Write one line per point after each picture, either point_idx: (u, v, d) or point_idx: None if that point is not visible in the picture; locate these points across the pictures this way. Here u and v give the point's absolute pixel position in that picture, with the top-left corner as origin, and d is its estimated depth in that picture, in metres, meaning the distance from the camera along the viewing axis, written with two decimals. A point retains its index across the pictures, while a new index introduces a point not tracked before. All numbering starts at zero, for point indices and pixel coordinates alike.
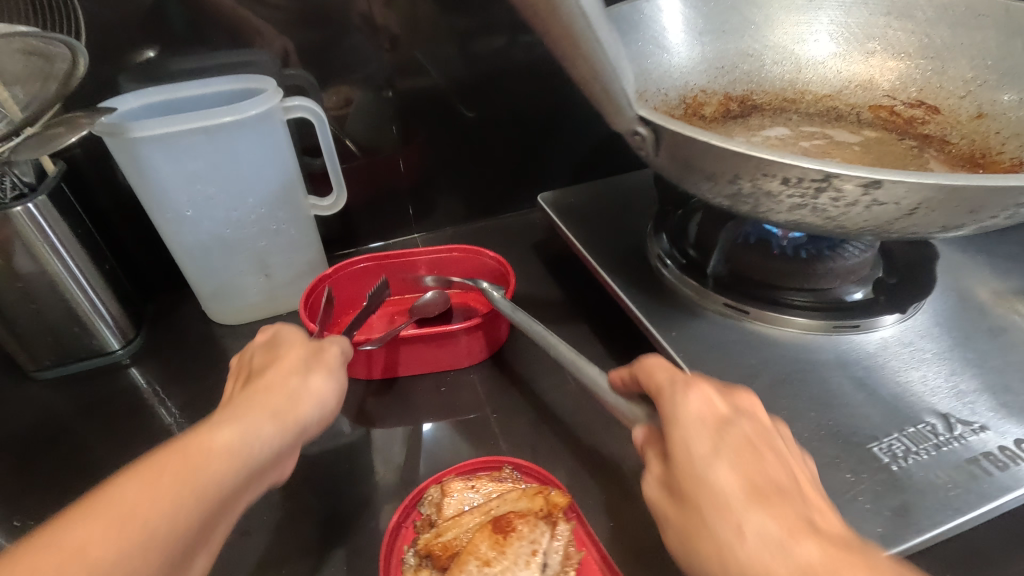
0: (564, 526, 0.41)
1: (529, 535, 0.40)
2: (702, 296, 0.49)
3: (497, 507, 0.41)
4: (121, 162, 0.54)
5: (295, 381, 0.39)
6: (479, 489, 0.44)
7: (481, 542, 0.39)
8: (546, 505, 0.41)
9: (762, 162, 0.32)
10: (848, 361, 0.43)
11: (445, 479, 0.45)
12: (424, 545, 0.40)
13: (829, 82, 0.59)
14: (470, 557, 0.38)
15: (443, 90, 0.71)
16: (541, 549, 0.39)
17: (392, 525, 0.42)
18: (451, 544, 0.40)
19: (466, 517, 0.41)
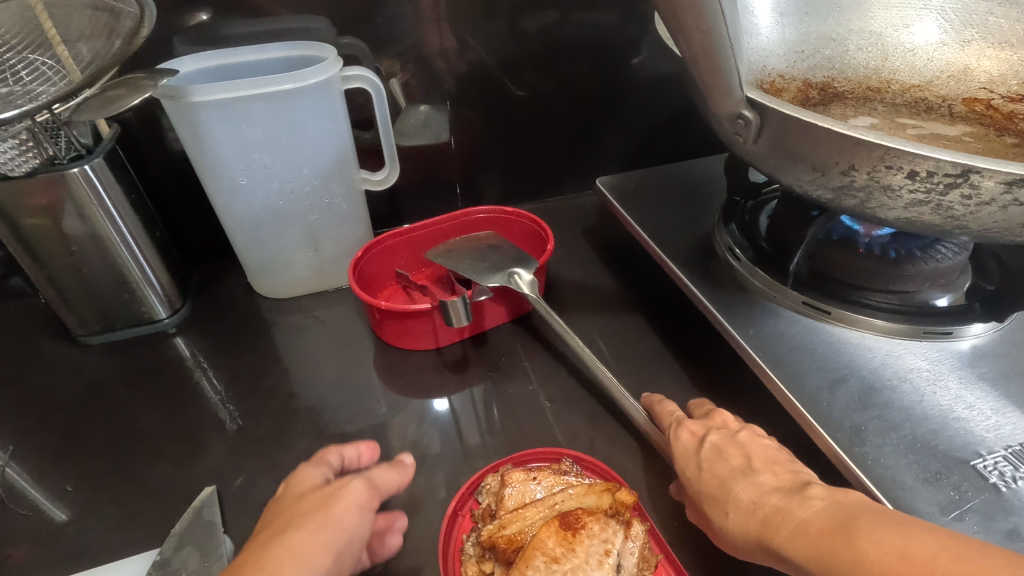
0: (639, 528, 0.40)
1: (600, 533, 0.39)
2: (777, 293, 0.46)
3: (562, 503, 0.40)
4: (179, 127, 0.52)
5: (281, 543, 0.33)
6: (541, 481, 0.43)
7: (548, 538, 0.39)
8: (614, 504, 0.40)
9: (888, 152, 0.29)
10: (941, 371, 0.40)
11: (502, 469, 0.44)
12: (487, 537, 0.39)
13: (918, 71, 0.55)
14: (536, 552, 0.38)
15: (499, 66, 0.68)
16: (613, 549, 0.39)
17: (449, 514, 0.42)
18: (515, 538, 0.39)
19: (530, 510, 0.40)
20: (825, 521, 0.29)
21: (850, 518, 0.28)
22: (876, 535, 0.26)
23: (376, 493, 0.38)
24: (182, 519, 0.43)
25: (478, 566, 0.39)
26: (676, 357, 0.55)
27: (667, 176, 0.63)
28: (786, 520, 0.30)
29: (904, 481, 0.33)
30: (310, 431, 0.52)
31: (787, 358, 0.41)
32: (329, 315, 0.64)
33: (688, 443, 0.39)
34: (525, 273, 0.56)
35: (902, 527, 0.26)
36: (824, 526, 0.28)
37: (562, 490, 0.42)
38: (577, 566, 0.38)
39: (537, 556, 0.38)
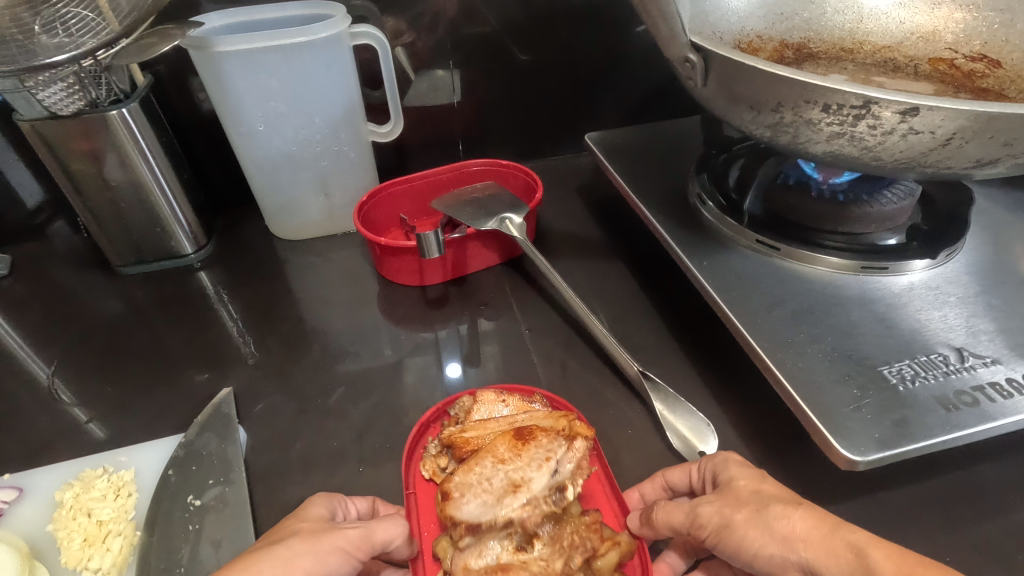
0: (582, 445, 0.44)
1: (546, 444, 0.44)
2: (737, 233, 0.51)
3: (521, 421, 0.46)
4: (204, 75, 0.58)
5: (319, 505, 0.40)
6: (508, 403, 0.49)
7: (500, 444, 0.44)
8: (568, 428, 0.44)
9: (806, 88, 0.34)
10: (871, 298, 0.44)
11: (477, 391, 0.50)
12: (447, 438, 0.46)
13: (890, 32, 0.58)
14: (487, 454, 0.44)
15: (500, 29, 0.73)
16: (554, 458, 0.43)
17: (421, 422, 0.47)
18: (471, 441, 0.45)
19: (491, 423, 0.46)
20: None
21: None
22: None
23: (371, 546, 0.37)
24: (203, 412, 0.50)
25: (435, 462, 0.46)
26: (649, 296, 0.60)
27: (652, 134, 0.67)
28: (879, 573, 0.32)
29: (816, 379, 0.38)
30: (317, 353, 0.58)
31: (734, 284, 0.46)
32: (338, 255, 0.70)
33: (749, 474, 0.40)
34: (516, 218, 0.62)
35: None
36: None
37: (522, 414, 0.48)
38: (520, 464, 0.43)
39: (483, 453, 0.44)
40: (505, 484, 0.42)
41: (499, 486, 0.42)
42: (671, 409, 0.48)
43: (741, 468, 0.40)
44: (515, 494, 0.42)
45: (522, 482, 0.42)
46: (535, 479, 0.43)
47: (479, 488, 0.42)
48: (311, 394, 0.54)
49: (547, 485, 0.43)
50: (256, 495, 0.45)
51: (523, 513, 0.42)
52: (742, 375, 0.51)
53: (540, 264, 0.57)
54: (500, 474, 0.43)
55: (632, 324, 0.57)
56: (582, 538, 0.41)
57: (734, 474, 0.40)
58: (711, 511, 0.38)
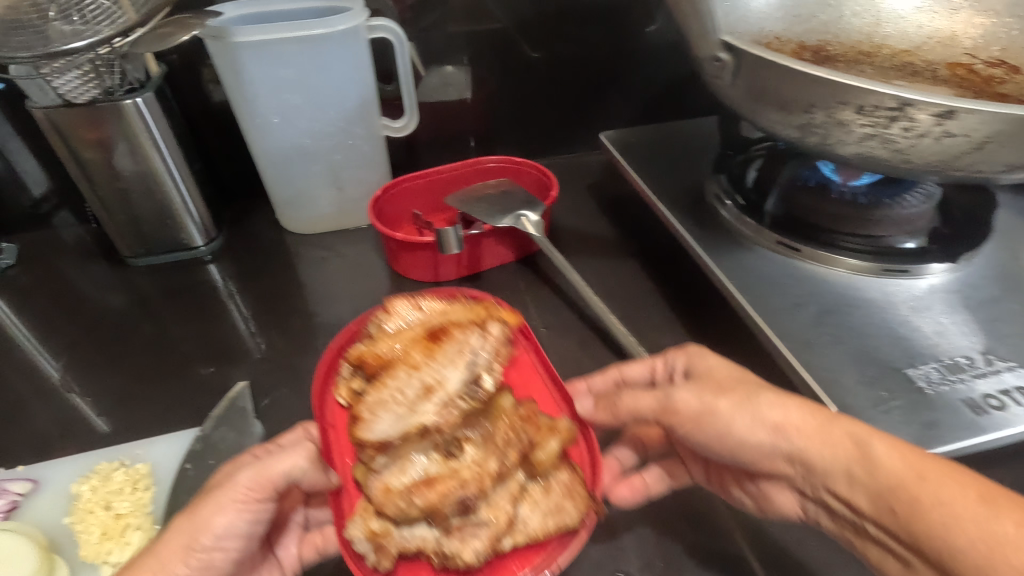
0: (496, 330, 0.50)
1: (459, 339, 0.49)
2: (756, 233, 0.51)
3: (433, 322, 0.51)
4: (221, 67, 0.58)
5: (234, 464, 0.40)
6: (424, 305, 0.52)
7: (413, 353, 0.48)
8: (479, 316, 0.50)
9: (840, 89, 0.34)
10: (893, 301, 0.44)
11: (388, 301, 0.52)
12: (357, 357, 0.48)
13: (908, 38, 0.58)
14: (399, 365, 0.47)
15: (515, 25, 0.72)
16: (469, 348, 0.48)
17: (334, 345, 0.50)
18: (382, 356, 0.48)
19: (404, 332, 0.50)
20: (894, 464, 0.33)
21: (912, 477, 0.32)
22: (939, 495, 0.31)
23: (269, 484, 0.37)
24: (219, 406, 0.49)
25: (349, 385, 0.49)
26: (664, 295, 0.60)
27: (669, 135, 0.66)
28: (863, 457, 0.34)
29: (841, 380, 0.39)
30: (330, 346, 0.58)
31: (756, 284, 0.46)
32: (350, 250, 0.70)
33: (713, 362, 0.42)
34: (532, 215, 0.61)
35: (956, 481, 0.31)
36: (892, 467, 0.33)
37: (434, 315, 0.52)
38: (427, 371, 0.47)
39: (394, 363, 0.48)
40: (418, 390, 0.47)
41: (411, 396, 0.46)
42: None
43: (706, 359, 0.42)
44: (429, 399, 0.46)
45: (436, 384, 0.47)
46: (449, 379, 0.47)
47: (390, 405, 0.46)
48: None
49: (460, 382, 0.47)
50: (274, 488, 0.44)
51: (441, 410, 0.46)
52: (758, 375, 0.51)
53: (558, 262, 0.57)
54: (412, 382, 0.47)
55: (648, 322, 0.57)
56: (517, 428, 0.44)
57: (705, 362, 0.42)
58: (689, 401, 0.39)
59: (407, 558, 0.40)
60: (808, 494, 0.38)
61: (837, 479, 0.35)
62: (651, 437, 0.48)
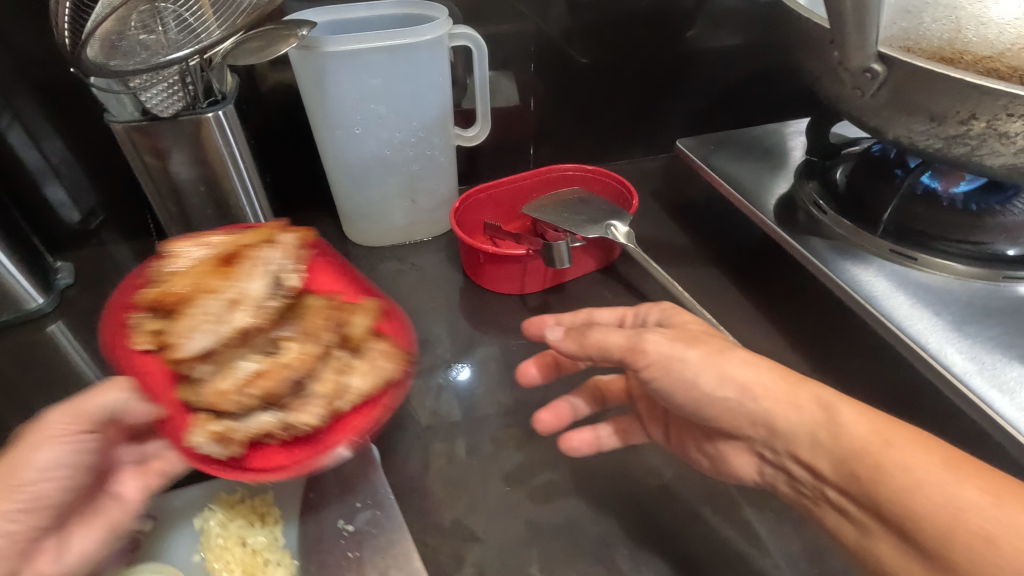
0: (289, 238, 0.50)
1: (254, 257, 0.48)
2: (867, 242, 0.52)
3: (225, 247, 0.49)
4: (307, 78, 0.56)
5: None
6: (200, 242, 0.50)
7: (209, 278, 0.46)
8: (264, 236, 0.50)
9: (1011, 100, 0.34)
10: (1019, 307, 0.46)
11: (167, 243, 0.50)
12: (150, 300, 0.45)
13: (993, 44, 0.58)
14: (195, 296, 0.45)
15: (580, 31, 0.72)
16: (268, 260, 0.48)
17: (115, 303, 0.47)
18: (175, 293, 0.45)
19: (191, 269, 0.47)
20: (865, 432, 0.32)
21: (880, 446, 0.32)
22: (908, 467, 0.30)
23: (88, 417, 0.38)
24: None
25: (143, 332, 0.44)
26: (755, 300, 0.60)
27: (743, 141, 0.68)
28: (835, 430, 0.33)
29: (995, 388, 0.40)
30: (420, 364, 0.55)
31: (886, 297, 0.48)
32: (424, 261, 0.68)
33: (692, 323, 0.43)
34: (621, 225, 0.60)
35: (926, 452, 0.30)
36: (865, 439, 0.32)
37: (212, 247, 0.49)
38: (229, 288, 0.46)
39: (193, 295, 0.45)
40: (224, 304, 0.45)
41: (217, 310, 0.45)
42: None
43: (683, 318, 0.44)
44: (239, 308, 0.45)
45: (240, 296, 0.46)
46: (251, 288, 0.46)
47: (202, 323, 0.44)
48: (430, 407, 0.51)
49: (266, 289, 0.47)
50: (405, 516, 0.43)
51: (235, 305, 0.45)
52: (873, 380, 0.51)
53: (657, 272, 0.57)
54: (216, 301, 0.45)
55: (747, 329, 0.56)
56: (327, 316, 0.46)
57: (684, 320, 0.43)
58: (660, 343, 0.38)
59: (263, 444, 0.41)
60: (767, 458, 0.38)
61: (802, 444, 0.34)
62: (612, 390, 0.49)
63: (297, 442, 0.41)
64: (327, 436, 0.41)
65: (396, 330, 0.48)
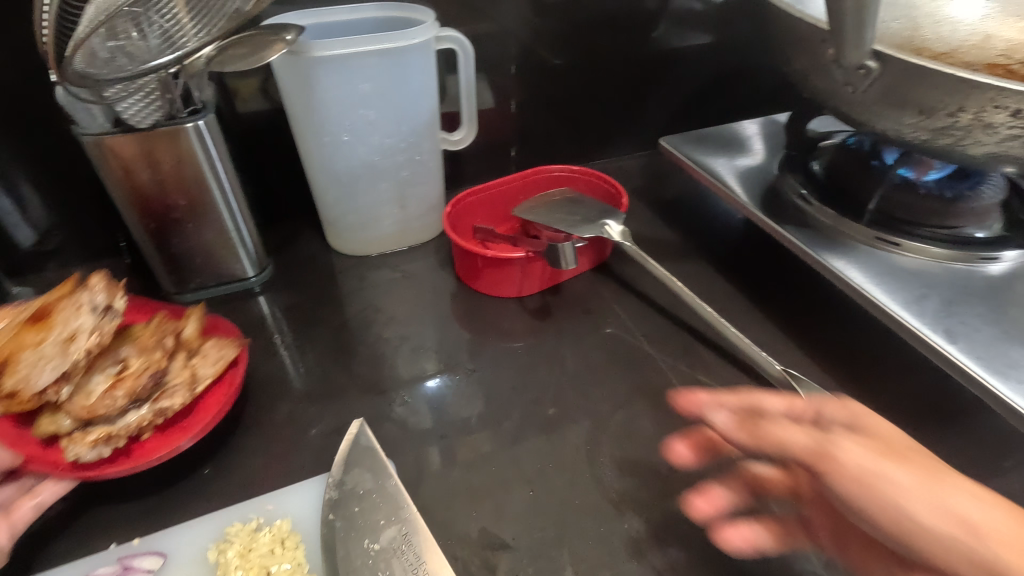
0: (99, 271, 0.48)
1: (67, 299, 0.46)
2: (853, 230, 0.54)
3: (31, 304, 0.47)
4: (292, 83, 0.54)
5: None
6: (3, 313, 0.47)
7: (18, 334, 0.43)
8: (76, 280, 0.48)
9: (999, 94, 0.36)
10: (995, 286, 0.49)
11: None
12: None
13: (947, 40, 0.61)
14: (10, 352, 0.42)
15: (560, 33, 0.73)
16: (88, 300, 0.46)
17: None
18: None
19: None
20: None
21: None
22: None
23: None
24: (343, 447, 0.45)
25: None
26: (747, 292, 0.61)
27: (722, 137, 0.70)
28: None
29: (987, 362, 0.43)
30: (425, 374, 0.54)
31: (878, 281, 0.50)
32: (415, 267, 0.66)
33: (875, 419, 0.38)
34: (615, 223, 0.60)
35: None
36: None
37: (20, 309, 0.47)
38: (59, 327, 0.44)
39: (15, 351, 0.42)
40: (59, 344, 0.43)
41: (54, 351, 0.43)
42: None
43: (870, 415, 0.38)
44: (69, 345, 0.44)
45: (71, 333, 0.44)
46: (78, 324, 0.45)
47: (51, 364, 0.43)
48: (443, 417, 0.50)
49: (94, 322, 0.45)
50: (431, 529, 0.42)
51: (101, 337, 0.45)
52: (867, 363, 0.53)
53: (656, 269, 0.57)
54: (47, 343, 0.43)
55: (745, 320, 0.58)
56: (157, 332, 0.49)
57: (873, 422, 0.38)
58: (855, 452, 0.34)
59: (140, 440, 0.44)
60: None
61: None
62: (770, 481, 0.43)
63: (170, 429, 0.45)
64: (193, 420, 0.45)
65: (227, 333, 0.52)
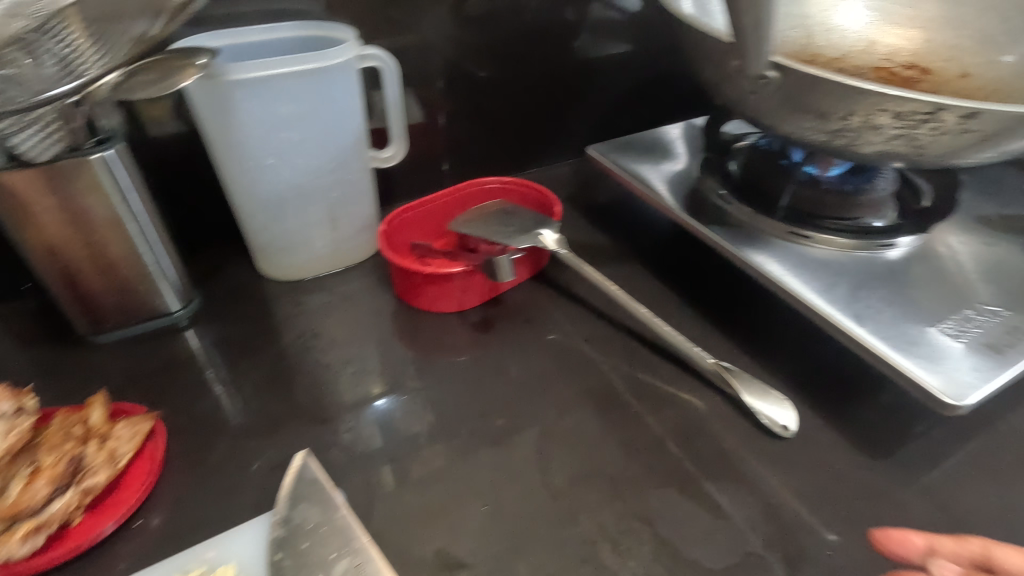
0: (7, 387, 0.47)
1: None
2: (768, 225, 0.58)
3: None
4: (208, 108, 0.52)
5: None
6: None
7: None
8: None
9: (881, 99, 0.40)
10: (893, 271, 0.54)
11: None
12: None
13: (836, 47, 0.68)
14: None
15: (483, 48, 0.74)
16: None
17: None
18: None
19: None
20: None
21: None
22: None
23: None
24: (286, 483, 0.44)
25: None
26: (678, 290, 0.64)
27: (647, 143, 0.72)
28: None
29: (890, 341, 0.47)
30: (369, 397, 0.53)
31: (793, 272, 0.54)
32: (352, 289, 0.65)
33: None
34: (549, 233, 0.62)
35: None
36: None
37: None
38: None
39: None
40: None
41: None
42: (760, 398, 0.51)
43: None
44: None
45: None
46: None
47: None
48: (392, 439, 0.49)
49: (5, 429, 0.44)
50: (384, 556, 0.41)
51: (15, 439, 0.43)
52: (789, 350, 0.56)
53: (593, 275, 0.59)
54: None
55: (678, 318, 0.61)
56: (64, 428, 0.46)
57: None
58: None
59: (68, 527, 0.42)
60: None
61: None
62: None
63: (99, 508, 0.43)
64: (122, 496, 0.44)
65: (133, 409, 0.50)
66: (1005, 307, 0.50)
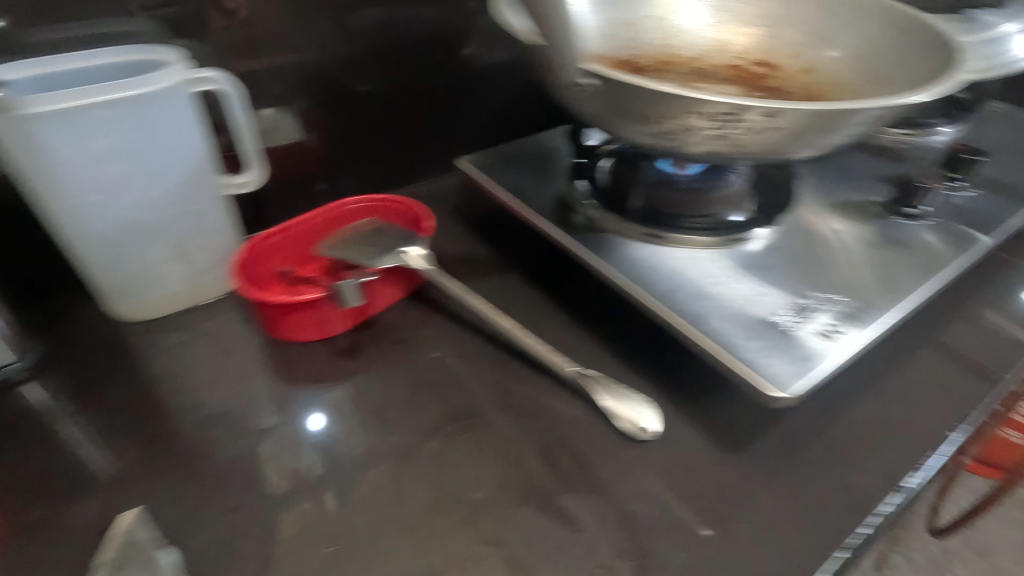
0: None
1: None
2: (625, 228, 0.58)
3: None
4: (11, 145, 0.48)
5: None
6: None
7: None
8: None
9: (686, 101, 0.41)
10: (742, 265, 0.55)
11: None
12: None
13: (694, 46, 0.70)
14: None
15: (347, 63, 0.71)
16: None
17: None
18: None
19: None
20: None
21: None
22: None
23: None
24: (108, 550, 0.40)
25: None
26: (552, 299, 0.64)
27: (521, 149, 0.71)
28: None
29: (729, 337, 0.47)
30: (219, 441, 0.50)
31: (644, 273, 0.54)
32: (213, 323, 0.62)
33: None
34: (414, 250, 0.60)
35: None
36: None
37: None
38: None
39: None
40: None
41: None
42: (620, 401, 0.51)
43: None
44: None
45: None
46: None
47: None
48: (239, 485, 0.46)
49: None
50: None
51: None
52: (655, 352, 0.57)
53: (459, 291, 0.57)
54: None
55: (549, 328, 0.60)
56: None
57: None
58: None
59: None
60: None
61: None
62: None
63: None
64: None
65: None
66: (841, 295, 0.52)
